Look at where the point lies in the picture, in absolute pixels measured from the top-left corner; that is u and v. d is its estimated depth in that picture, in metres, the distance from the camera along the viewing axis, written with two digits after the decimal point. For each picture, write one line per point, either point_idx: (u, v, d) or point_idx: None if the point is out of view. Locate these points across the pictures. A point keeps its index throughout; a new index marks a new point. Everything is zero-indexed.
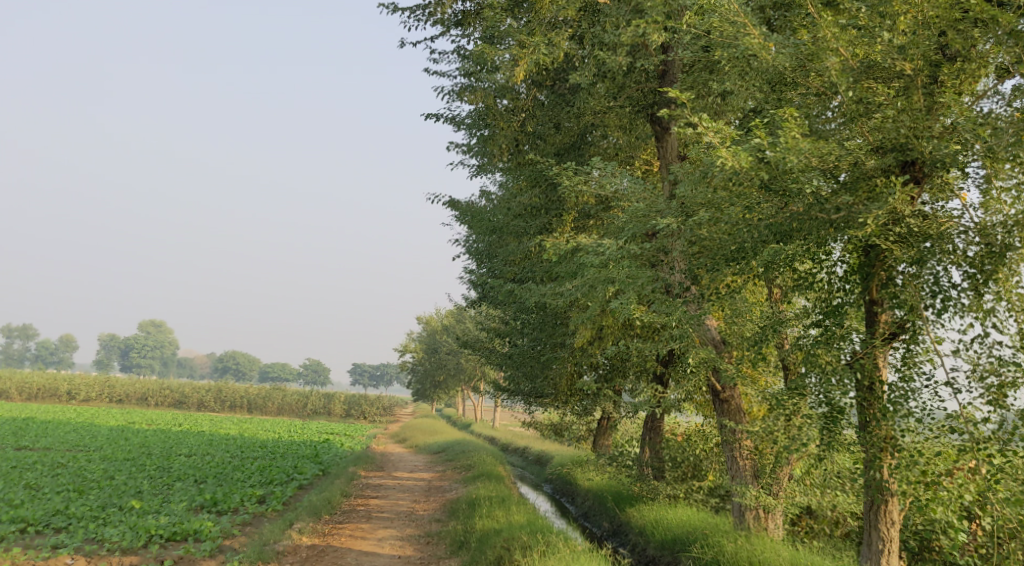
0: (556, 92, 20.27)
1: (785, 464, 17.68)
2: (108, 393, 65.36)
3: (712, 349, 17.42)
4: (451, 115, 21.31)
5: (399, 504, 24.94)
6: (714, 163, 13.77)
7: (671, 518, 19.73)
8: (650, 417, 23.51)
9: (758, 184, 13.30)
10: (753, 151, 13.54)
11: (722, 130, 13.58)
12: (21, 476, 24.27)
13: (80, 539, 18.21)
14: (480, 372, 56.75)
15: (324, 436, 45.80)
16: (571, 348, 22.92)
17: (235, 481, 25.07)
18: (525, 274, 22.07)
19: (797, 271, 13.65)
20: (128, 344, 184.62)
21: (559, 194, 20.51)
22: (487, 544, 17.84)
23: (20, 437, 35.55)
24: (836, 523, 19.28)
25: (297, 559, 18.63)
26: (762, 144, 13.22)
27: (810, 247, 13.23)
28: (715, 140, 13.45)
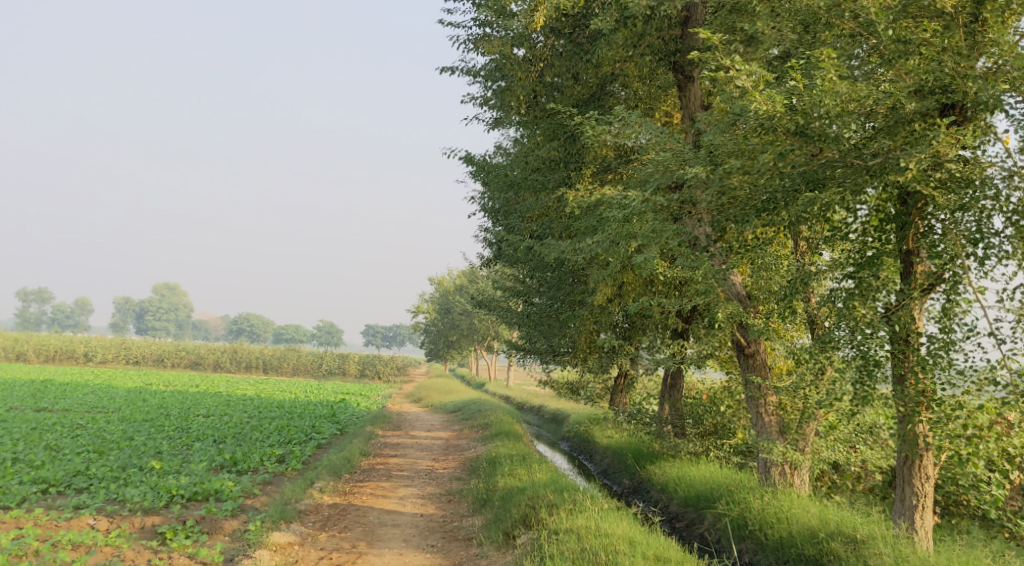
0: (574, 40, 19.50)
1: (811, 420, 17.41)
2: (124, 355, 65.55)
3: (739, 304, 17.28)
4: (467, 67, 20.92)
5: (419, 463, 24.82)
6: (745, 109, 13.40)
7: (695, 475, 19.54)
8: (672, 373, 23.34)
9: (791, 129, 12.98)
10: (786, 95, 13.29)
11: (755, 72, 13.41)
12: (41, 437, 24.24)
13: (101, 499, 18.13)
14: (495, 331, 56.67)
15: (341, 395, 45.78)
16: (591, 305, 22.57)
17: (253, 441, 24.99)
18: (543, 231, 21.48)
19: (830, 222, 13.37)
20: (142, 307, 185.34)
21: (579, 146, 20.21)
22: (511, 502, 17.68)
23: (40, 399, 35.63)
24: (859, 479, 18.92)
25: (319, 518, 18.55)
26: (795, 88, 13.09)
27: (845, 196, 12.85)
28: (748, 83, 13.23)
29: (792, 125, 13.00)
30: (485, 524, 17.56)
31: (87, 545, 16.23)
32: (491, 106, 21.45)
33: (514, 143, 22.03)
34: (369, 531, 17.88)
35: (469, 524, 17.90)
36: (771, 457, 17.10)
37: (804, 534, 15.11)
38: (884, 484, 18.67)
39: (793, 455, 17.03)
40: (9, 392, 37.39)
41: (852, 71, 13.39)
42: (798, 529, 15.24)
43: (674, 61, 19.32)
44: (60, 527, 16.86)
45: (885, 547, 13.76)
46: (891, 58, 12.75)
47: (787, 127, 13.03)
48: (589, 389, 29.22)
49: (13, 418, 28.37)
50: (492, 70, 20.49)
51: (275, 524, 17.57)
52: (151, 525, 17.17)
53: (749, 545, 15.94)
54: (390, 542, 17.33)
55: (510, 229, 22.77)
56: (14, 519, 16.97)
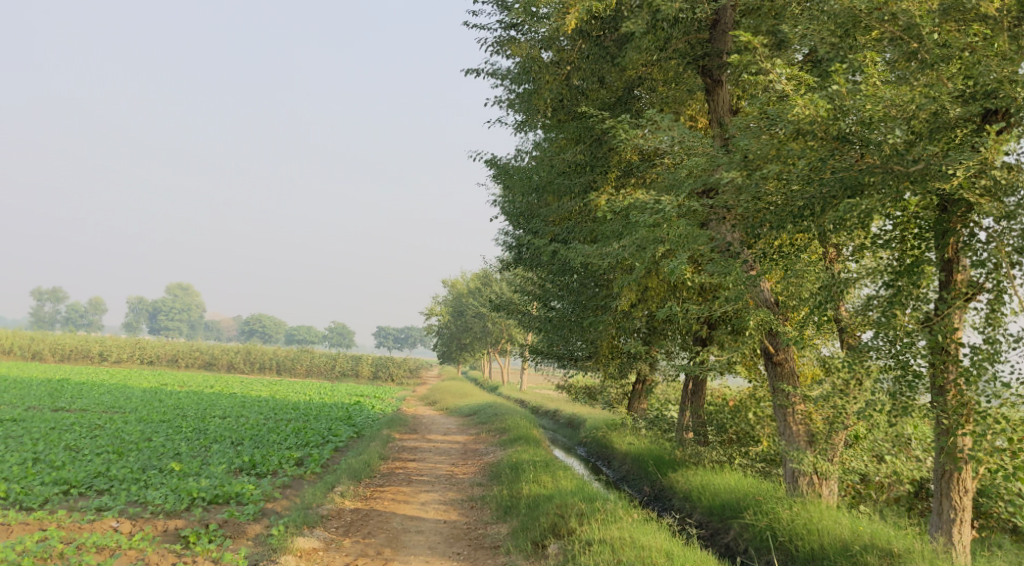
0: (601, 43, 19.21)
1: (841, 429, 17.11)
2: (139, 355, 65.65)
3: (770, 311, 17.15)
4: (493, 69, 20.73)
5: (438, 468, 24.62)
6: (784, 114, 13.62)
7: (720, 483, 19.25)
8: (692, 380, 22.96)
9: (833, 134, 13.33)
10: (828, 97, 13.58)
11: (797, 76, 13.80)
12: (60, 437, 24.19)
13: (123, 502, 18.02)
14: (510, 335, 56.44)
15: (355, 398, 45.65)
16: (614, 311, 22.08)
17: (272, 443, 24.86)
18: (566, 234, 21.13)
19: (866, 231, 13.66)
20: (156, 307, 185.79)
21: (606, 149, 20.06)
22: (538, 510, 17.52)
23: (57, 398, 35.66)
24: (882, 488, 18.57)
25: (342, 523, 18.42)
26: (838, 91, 13.34)
27: (886, 203, 13.06)
28: (789, 86, 13.63)
29: (832, 132, 13.33)
30: (511, 532, 17.38)
31: (111, 548, 16.13)
32: (515, 109, 21.28)
33: (540, 146, 21.85)
34: (393, 537, 17.73)
35: (495, 532, 17.72)
36: (801, 466, 16.86)
37: (836, 546, 14.90)
38: (909, 494, 18.30)
39: (822, 465, 16.81)
40: (25, 391, 37.40)
41: (895, 76, 13.67)
42: (830, 542, 15.04)
43: (703, 65, 19.15)
44: (83, 529, 16.78)
45: (923, 562, 13.59)
46: (933, 61, 13.09)
47: (828, 132, 13.36)
48: (608, 394, 28.98)
49: (32, 417, 28.37)
50: (518, 73, 20.29)
51: (298, 529, 17.46)
52: (174, 529, 17.07)
53: (779, 556, 15.71)
54: (415, 549, 17.18)
55: (533, 233, 22.47)
56: (37, 521, 16.89)
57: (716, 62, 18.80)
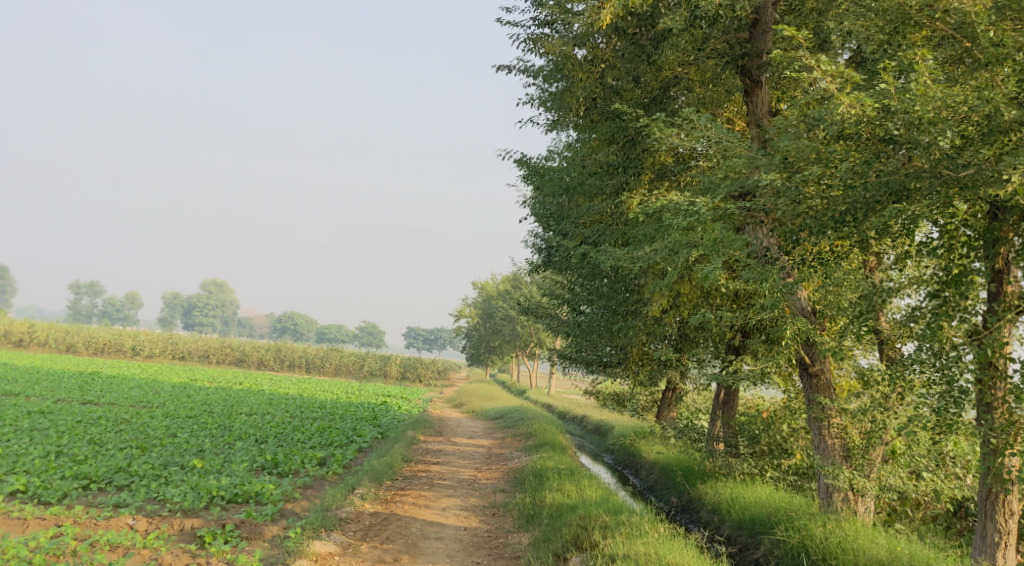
0: (636, 42, 18.64)
1: (879, 443, 16.58)
2: (171, 350, 65.93)
3: (807, 320, 16.58)
4: (526, 65, 20.26)
5: (462, 472, 24.14)
6: (827, 114, 13.24)
7: (750, 497, 18.67)
8: (724, 389, 22.32)
9: (881, 136, 12.88)
10: (875, 97, 13.05)
11: (841, 74, 13.23)
12: (85, 431, 24.02)
13: (141, 498, 17.72)
14: (539, 339, 55.80)
15: (382, 398, 45.30)
16: (645, 316, 21.50)
17: (295, 442, 24.51)
18: (598, 236, 20.52)
19: (912, 238, 13.17)
20: (190, 303, 187.15)
21: (640, 149, 19.44)
22: (561, 520, 17.01)
23: (87, 392, 35.63)
24: (919, 506, 17.90)
25: (360, 527, 18.00)
26: (886, 89, 12.83)
27: (934, 208, 12.73)
28: (833, 84, 13.13)
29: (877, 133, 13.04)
30: (532, 542, 16.90)
31: (125, 546, 15.82)
32: (547, 108, 20.79)
33: (572, 146, 21.29)
34: (411, 544, 17.30)
35: (516, 542, 17.25)
36: (836, 482, 16.30)
37: None
38: (946, 513, 17.61)
39: (859, 481, 16.24)
40: (56, 384, 37.44)
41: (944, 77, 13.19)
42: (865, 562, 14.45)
43: (742, 64, 18.60)
44: (99, 526, 16.48)
45: None
46: (988, 61, 12.58)
47: (875, 132, 13.08)
48: (636, 401, 28.37)
49: (59, 410, 28.28)
50: (551, 70, 19.86)
51: (315, 532, 17.09)
52: (190, 528, 16.73)
53: None
54: (434, 557, 16.74)
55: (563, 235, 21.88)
56: (54, 516, 16.61)
57: (755, 62, 18.22)
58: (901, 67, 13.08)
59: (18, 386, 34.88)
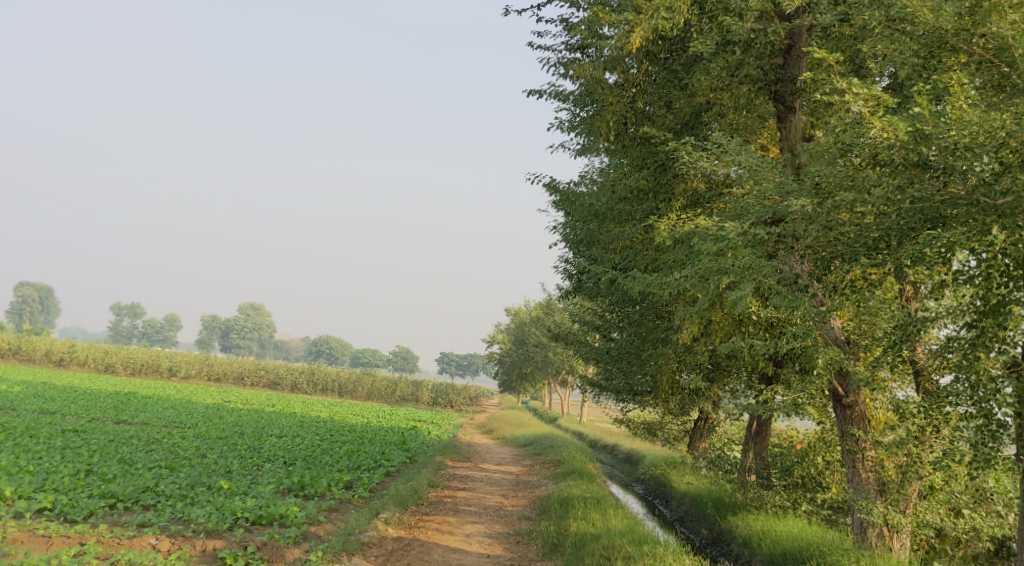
0: (669, 66, 18.87)
1: (915, 478, 16.27)
2: (206, 372, 66.31)
3: (841, 349, 16.27)
4: (556, 90, 20.10)
5: (487, 499, 23.86)
6: (860, 137, 13.21)
7: (781, 530, 18.32)
8: (758, 420, 21.99)
9: (917, 161, 12.70)
10: (910, 120, 12.88)
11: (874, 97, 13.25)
12: (117, 450, 24.07)
13: (166, 518, 17.63)
14: (570, 367, 55.37)
15: (413, 423, 45.14)
16: (675, 344, 21.27)
17: (323, 465, 24.37)
18: (627, 262, 20.28)
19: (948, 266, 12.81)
20: (226, 325, 188.55)
21: (671, 175, 19.28)
22: (584, 550, 16.72)
23: (121, 411, 35.77)
24: (958, 543, 17.31)
25: (382, 552, 17.79)
26: (922, 113, 12.71)
27: (971, 236, 12.42)
28: (866, 107, 13.02)
29: (910, 160, 12.77)
30: None
31: None
32: (578, 132, 20.64)
33: (603, 172, 21.14)
34: None
35: None
36: (870, 517, 15.91)
37: None
38: (988, 552, 17.05)
39: (894, 516, 15.86)
40: (91, 403, 37.64)
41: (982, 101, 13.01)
42: None
43: (776, 90, 18.42)
44: (122, 545, 16.40)
45: None
46: None
47: (908, 160, 12.78)
48: (667, 431, 27.98)
49: (93, 429, 28.42)
50: (581, 95, 19.73)
51: (336, 556, 16.90)
52: (212, 550, 16.60)
53: None
54: None
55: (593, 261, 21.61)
56: (78, 534, 16.55)
57: (789, 88, 18.11)
58: (935, 91, 13.06)
59: (55, 405, 35.11)
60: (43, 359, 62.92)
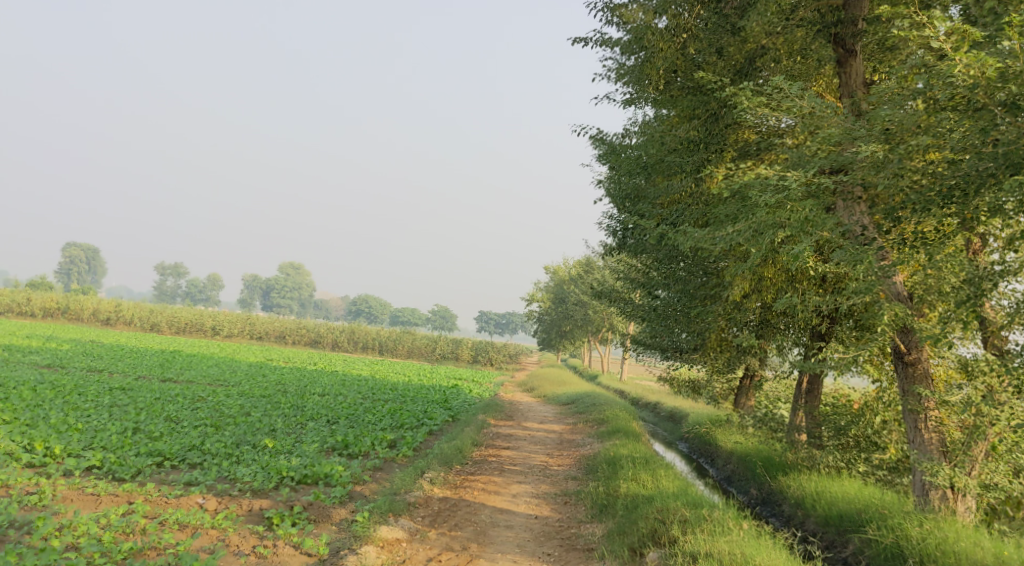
0: (719, 11, 18.01)
1: (982, 439, 15.76)
2: (249, 330, 66.58)
3: (904, 306, 15.83)
4: (603, 36, 19.38)
5: (533, 458, 23.52)
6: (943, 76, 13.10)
7: (837, 491, 17.82)
8: (808, 377, 21.20)
9: (1002, 101, 12.82)
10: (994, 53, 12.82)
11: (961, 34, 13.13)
12: (163, 408, 24.00)
13: (212, 477, 17.46)
14: (610, 324, 54.72)
15: (454, 381, 44.87)
16: (725, 300, 20.54)
17: (367, 424, 24.18)
18: (676, 217, 19.46)
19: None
20: (266, 284, 190.02)
21: (722, 125, 18.45)
22: (637, 512, 16.33)
23: (166, 369, 35.98)
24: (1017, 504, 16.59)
25: (429, 512, 17.52)
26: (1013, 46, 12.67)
27: None
28: (951, 47, 12.97)
29: (1000, 98, 12.85)
30: (607, 534, 16.25)
31: (193, 526, 15.56)
32: (625, 81, 19.98)
33: (651, 122, 20.45)
34: (481, 532, 16.77)
35: (588, 532, 16.61)
36: (936, 479, 15.57)
37: None
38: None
39: (960, 479, 15.52)
40: (138, 361, 37.92)
41: None
42: None
43: (836, 32, 17.49)
44: (170, 504, 16.25)
45: None
46: None
47: (999, 98, 12.87)
48: (712, 389, 27.41)
49: (140, 387, 28.45)
50: (630, 42, 19.02)
51: (383, 517, 16.65)
52: (258, 509, 16.41)
53: None
54: (504, 546, 16.24)
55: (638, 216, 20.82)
56: (126, 493, 16.43)
57: (850, 30, 17.26)
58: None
59: (102, 363, 35.33)
60: (90, 318, 63.70)
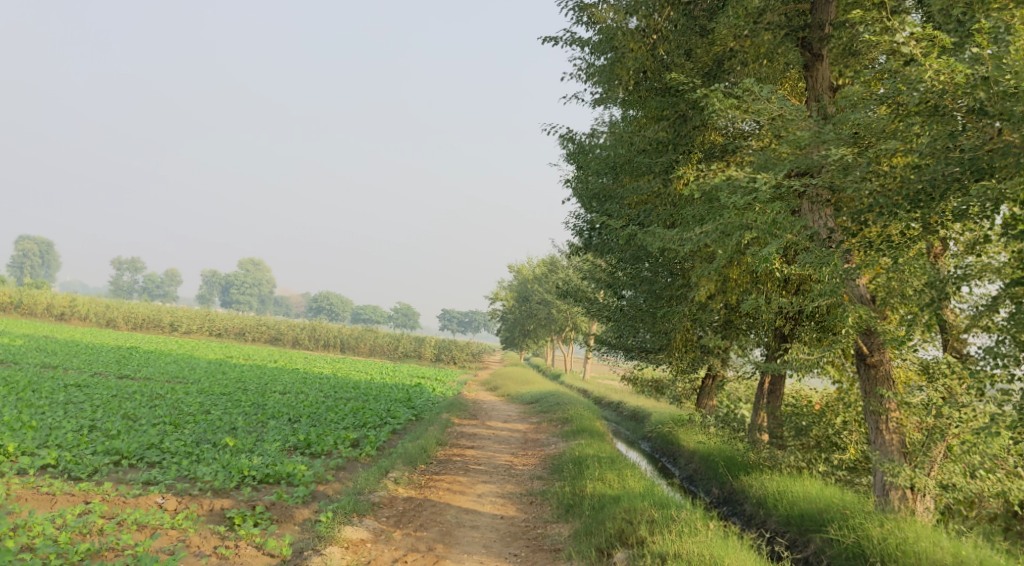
0: (688, 13, 18.03)
1: (941, 440, 15.96)
2: (208, 327, 65.82)
3: (868, 308, 15.97)
4: (573, 36, 19.34)
5: (497, 457, 23.44)
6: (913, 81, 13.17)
7: (798, 491, 17.92)
8: (770, 378, 21.40)
9: (972, 106, 12.92)
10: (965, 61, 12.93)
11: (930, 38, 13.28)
12: (120, 406, 23.58)
13: (172, 476, 17.17)
14: (574, 324, 54.82)
15: (416, 379, 44.66)
16: (691, 301, 20.58)
17: (329, 423, 23.95)
18: (644, 218, 19.52)
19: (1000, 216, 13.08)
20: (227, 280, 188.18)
21: (691, 127, 18.49)
22: (603, 513, 16.32)
23: (122, 366, 35.43)
24: (971, 504, 17.36)
25: (394, 513, 17.37)
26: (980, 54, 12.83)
27: None
28: (922, 54, 13.07)
29: (968, 103, 12.99)
30: (573, 534, 16.21)
31: (152, 526, 15.28)
32: (594, 81, 19.97)
33: (620, 123, 20.44)
34: (447, 532, 16.66)
35: (555, 533, 16.56)
36: (896, 480, 15.73)
37: None
38: (1006, 514, 17.17)
39: (920, 480, 15.68)
40: (93, 357, 37.26)
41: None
42: None
43: (803, 36, 17.70)
44: (128, 504, 15.93)
45: None
46: None
47: (966, 102, 13.01)
48: (675, 389, 27.53)
49: (96, 384, 27.95)
50: (600, 42, 18.97)
51: (347, 517, 16.48)
52: (220, 509, 16.16)
53: None
54: (469, 547, 16.13)
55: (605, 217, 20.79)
56: (83, 492, 16.08)
57: (817, 34, 17.51)
58: (995, 29, 12.75)
59: (57, 359, 34.69)
60: (44, 313, 62.56)
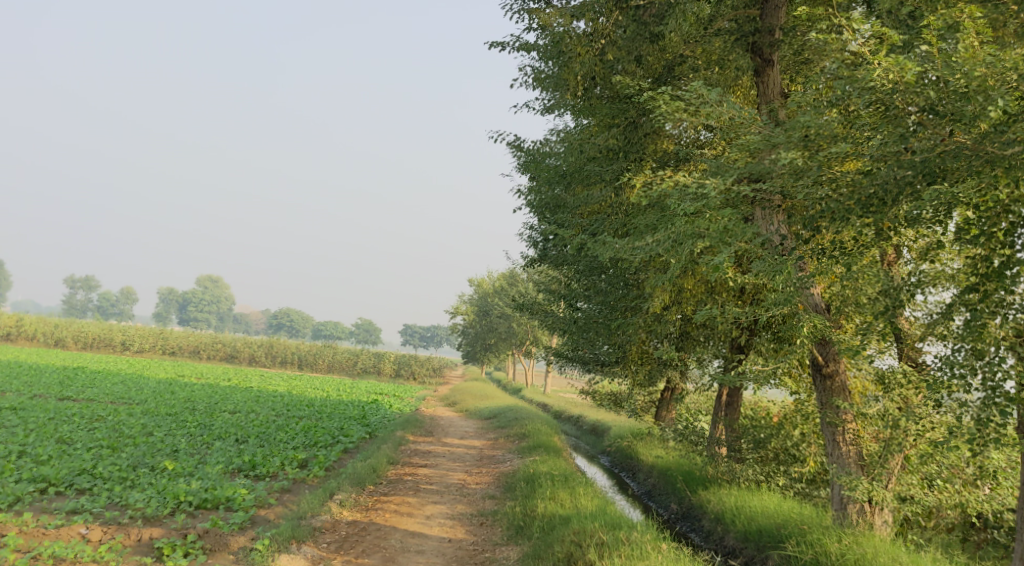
0: (638, 18, 17.07)
1: (899, 451, 15.57)
2: (161, 345, 64.25)
3: (823, 318, 15.55)
4: (520, 40, 18.76)
5: (450, 476, 22.72)
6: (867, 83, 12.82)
7: (756, 505, 17.42)
8: (727, 391, 20.96)
9: (924, 104, 12.60)
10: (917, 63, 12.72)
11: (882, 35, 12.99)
12: (56, 429, 22.50)
13: (101, 504, 16.23)
14: (535, 337, 54.21)
15: (373, 396, 43.73)
16: (645, 313, 19.96)
17: (277, 443, 23.05)
18: (595, 227, 18.95)
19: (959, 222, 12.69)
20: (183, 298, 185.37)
21: (642, 132, 17.99)
22: (553, 535, 15.69)
23: (67, 387, 34.16)
24: (929, 514, 16.84)
25: (335, 538, 16.58)
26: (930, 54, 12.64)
27: (984, 187, 12.39)
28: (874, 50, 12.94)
29: (919, 105, 12.65)
30: (522, 558, 15.57)
31: (71, 561, 14.35)
32: (544, 86, 19.42)
33: (571, 130, 19.88)
34: (390, 558, 15.91)
35: (503, 557, 15.90)
36: (854, 494, 15.20)
37: None
38: (964, 524, 16.88)
39: (878, 493, 15.18)
40: (37, 378, 35.93)
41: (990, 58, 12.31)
42: None
43: (754, 41, 17.23)
44: (47, 536, 14.96)
45: None
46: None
47: (917, 104, 12.66)
48: (633, 402, 27.01)
49: (34, 406, 26.78)
50: (548, 46, 18.43)
51: (285, 544, 15.66)
52: (148, 539, 15.26)
53: None
54: None
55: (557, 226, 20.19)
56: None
57: (766, 38, 16.97)
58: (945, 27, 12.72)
59: None
60: None
